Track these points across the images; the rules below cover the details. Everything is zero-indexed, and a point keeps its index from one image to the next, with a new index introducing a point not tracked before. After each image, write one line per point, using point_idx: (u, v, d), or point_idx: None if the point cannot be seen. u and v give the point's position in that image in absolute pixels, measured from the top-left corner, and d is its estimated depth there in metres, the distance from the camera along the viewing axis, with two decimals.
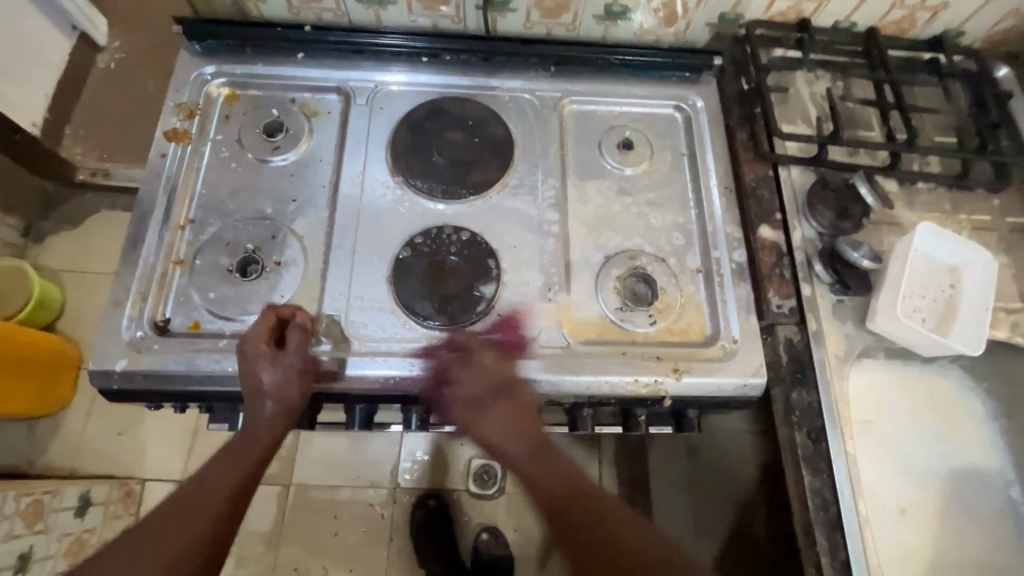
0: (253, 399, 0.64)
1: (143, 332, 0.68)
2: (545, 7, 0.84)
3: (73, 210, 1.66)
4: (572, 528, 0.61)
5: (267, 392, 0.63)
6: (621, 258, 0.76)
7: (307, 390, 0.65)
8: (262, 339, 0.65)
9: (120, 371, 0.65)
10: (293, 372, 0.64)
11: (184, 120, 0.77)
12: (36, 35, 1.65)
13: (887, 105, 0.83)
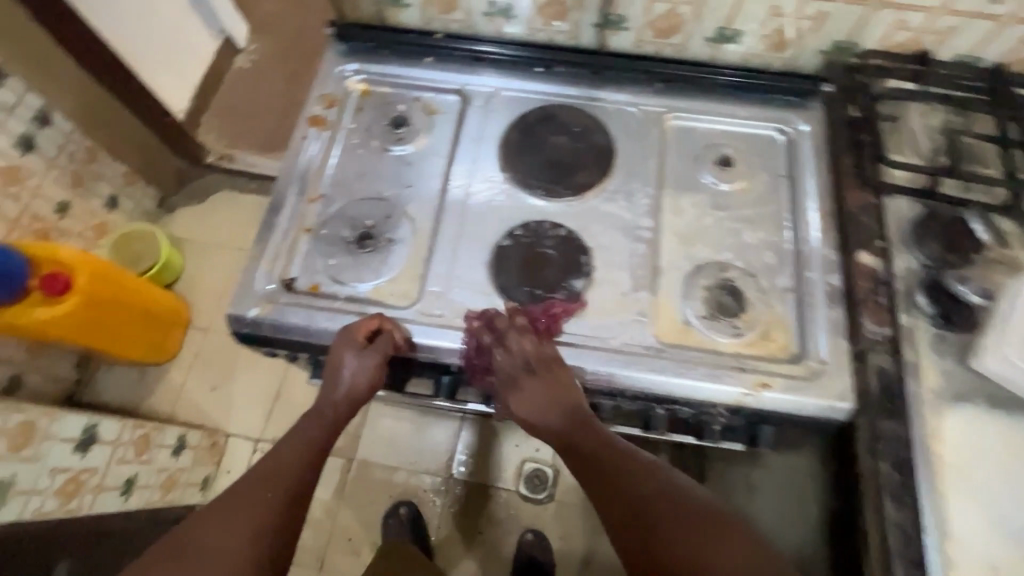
0: (332, 382, 0.72)
1: (272, 287, 0.77)
2: (658, 28, 0.88)
3: (200, 188, 1.87)
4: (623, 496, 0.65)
5: (344, 380, 0.71)
6: (710, 269, 0.78)
7: (377, 383, 0.71)
8: (346, 334, 0.71)
9: (252, 317, 0.74)
10: (370, 365, 0.70)
11: (325, 109, 0.88)
12: (192, 34, 1.89)
13: (1008, 143, 0.80)
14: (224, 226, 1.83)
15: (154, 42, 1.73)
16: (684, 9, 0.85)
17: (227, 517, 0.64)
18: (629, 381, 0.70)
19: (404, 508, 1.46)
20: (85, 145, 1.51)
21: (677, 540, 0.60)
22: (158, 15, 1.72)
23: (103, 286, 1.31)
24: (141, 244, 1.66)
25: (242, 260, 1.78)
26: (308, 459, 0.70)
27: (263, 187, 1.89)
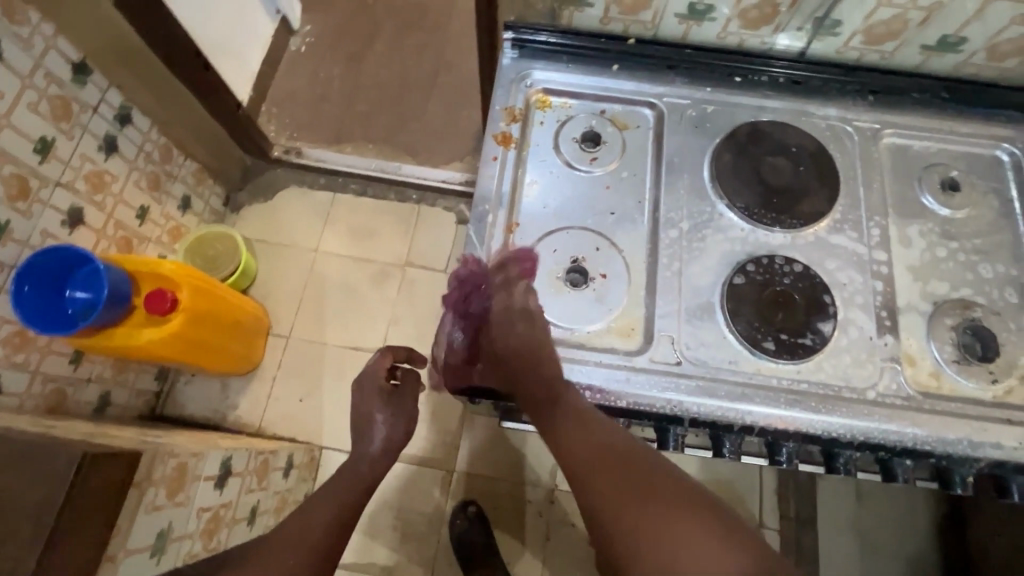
0: (365, 428, 0.85)
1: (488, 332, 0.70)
2: (873, 34, 0.80)
3: (267, 183, 1.76)
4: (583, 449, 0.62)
5: (379, 425, 0.85)
6: (953, 307, 0.72)
7: (407, 430, 0.86)
8: (366, 375, 0.88)
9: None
10: (397, 410, 0.86)
11: (512, 124, 0.80)
12: (251, 16, 1.74)
13: None
14: (296, 225, 1.72)
15: (219, 25, 1.59)
16: (913, 15, 0.76)
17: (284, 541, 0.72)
18: (890, 435, 0.65)
19: (471, 507, 1.43)
20: (161, 144, 1.39)
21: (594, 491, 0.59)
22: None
23: (202, 300, 1.22)
24: (216, 248, 1.55)
25: (318, 262, 1.69)
26: (359, 491, 0.80)
27: (332, 183, 1.77)
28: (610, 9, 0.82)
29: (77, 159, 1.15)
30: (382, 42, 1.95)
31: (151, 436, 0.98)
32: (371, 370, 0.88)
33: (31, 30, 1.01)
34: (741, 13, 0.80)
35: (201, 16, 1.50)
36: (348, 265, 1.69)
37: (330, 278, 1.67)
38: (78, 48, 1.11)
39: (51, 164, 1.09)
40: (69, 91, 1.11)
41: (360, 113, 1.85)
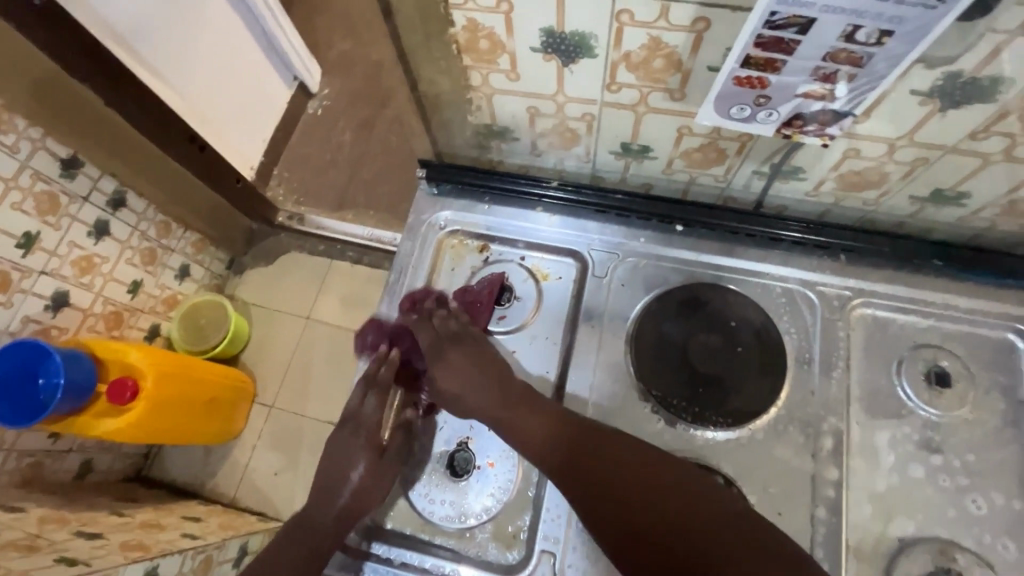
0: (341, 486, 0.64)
1: (379, 547, 0.63)
2: (847, 182, 0.66)
3: (269, 248, 1.76)
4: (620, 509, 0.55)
5: (348, 486, 0.64)
6: (925, 550, 0.57)
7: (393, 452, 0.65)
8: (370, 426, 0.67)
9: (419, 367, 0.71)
10: (369, 461, 0.64)
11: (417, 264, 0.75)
12: (265, 87, 1.77)
13: None
14: (293, 292, 1.71)
15: (230, 101, 1.62)
16: (892, 168, 0.62)
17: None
18: None
19: None
20: (159, 221, 1.45)
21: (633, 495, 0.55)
22: (234, 74, 1.61)
23: (169, 386, 1.25)
24: (207, 317, 1.58)
25: (307, 330, 1.67)
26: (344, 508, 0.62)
27: (331, 250, 1.75)
28: (538, 143, 0.74)
29: (64, 247, 1.21)
30: (395, 105, 1.94)
31: (86, 539, 0.99)
32: (359, 412, 0.68)
33: (17, 136, 1.08)
34: (684, 154, 0.69)
35: (210, 97, 1.54)
36: (338, 337, 1.67)
37: (318, 347, 1.66)
38: (68, 145, 1.17)
39: (36, 256, 1.15)
40: (58, 185, 1.17)
41: (365, 179, 1.83)
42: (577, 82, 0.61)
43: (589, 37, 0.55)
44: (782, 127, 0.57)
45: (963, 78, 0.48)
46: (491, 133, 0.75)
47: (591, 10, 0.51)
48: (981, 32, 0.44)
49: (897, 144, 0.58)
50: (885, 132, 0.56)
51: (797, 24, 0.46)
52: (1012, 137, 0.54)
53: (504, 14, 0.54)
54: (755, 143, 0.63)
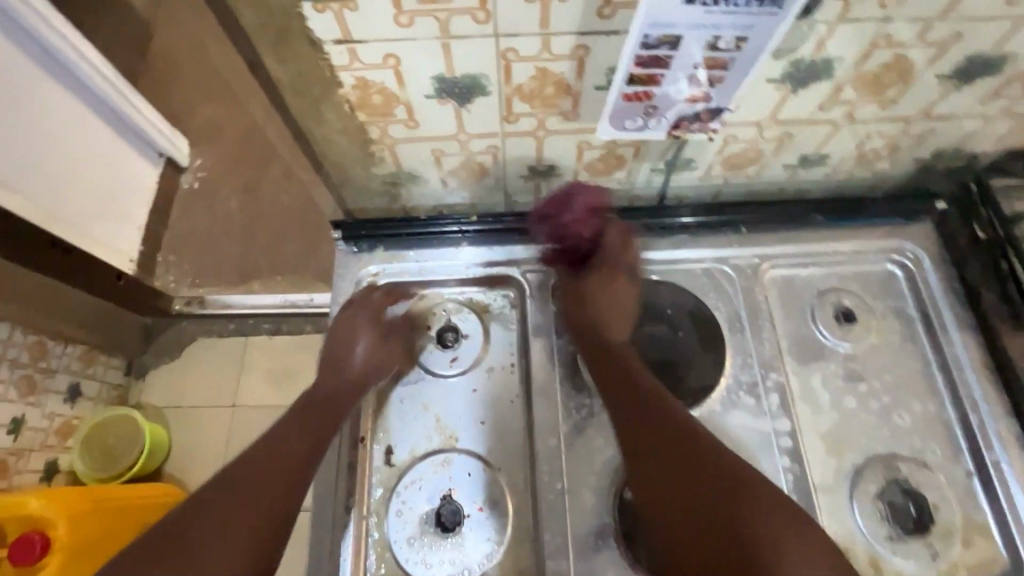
0: (340, 367, 0.67)
1: None
2: (731, 163, 0.73)
3: (170, 341, 1.55)
4: (678, 452, 0.56)
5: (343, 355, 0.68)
6: (875, 468, 0.64)
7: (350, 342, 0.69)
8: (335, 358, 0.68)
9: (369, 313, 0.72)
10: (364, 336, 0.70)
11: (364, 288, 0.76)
12: (126, 170, 1.60)
13: None
14: (210, 380, 1.52)
15: (91, 194, 1.46)
16: (764, 146, 0.70)
17: (219, 513, 0.54)
18: None
19: None
20: (30, 342, 1.27)
21: (691, 443, 0.57)
22: (84, 161, 1.44)
23: (90, 523, 1.08)
24: (115, 434, 1.38)
25: (235, 421, 1.48)
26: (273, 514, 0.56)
27: (242, 326, 1.58)
28: (448, 181, 0.74)
29: None
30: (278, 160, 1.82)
31: None
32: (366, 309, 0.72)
33: None
34: (587, 165, 0.73)
35: (63, 193, 1.38)
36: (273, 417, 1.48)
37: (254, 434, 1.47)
38: None
39: None
40: None
41: (265, 244, 1.69)
42: (475, 120, 0.63)
43: (480, 78, 0.57)
44: (672, 130, 0.63)
45: (804, 63, 0.56)
46: (398, 180, 0.74)
47: (477, 54, 0.53)
48: (811, 23, 0.51)
49: (763, 125, 0.66)
50: (754, 118, 0.64)
51: (668, 41, 0.51)
52: (851, 103, 0.63)
53: (393, 68, 0.55)
54: (648, 145, 0.68)
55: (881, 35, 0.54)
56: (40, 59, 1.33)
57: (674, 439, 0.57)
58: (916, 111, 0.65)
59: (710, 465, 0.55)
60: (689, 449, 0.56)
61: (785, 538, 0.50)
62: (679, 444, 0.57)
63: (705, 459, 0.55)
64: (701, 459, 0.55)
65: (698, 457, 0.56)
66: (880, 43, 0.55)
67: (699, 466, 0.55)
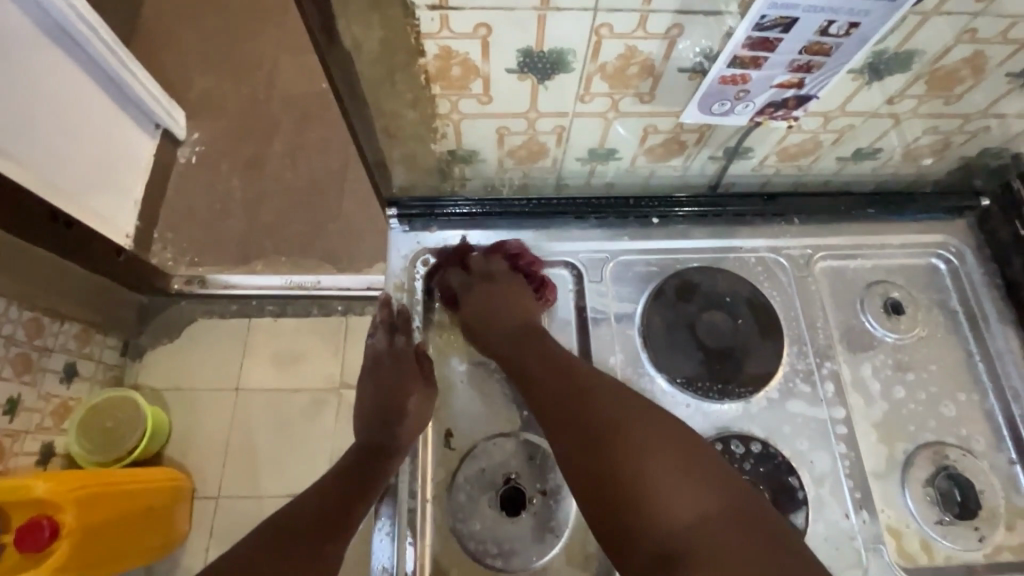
0: (384, 422, 0.67)
1: None
2: (788, 153, 0.73)
3: (171, 322, 1.46)
4: (573, 412, 0.58)
5: (384, 406, 0.68)
6: (925, 456, 0.66)
7: (387, 399, 0.68)
8: (377, 402, 0.70)
9: (399, 357, 0.70)
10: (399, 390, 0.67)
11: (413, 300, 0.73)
12: (124, 140, 1.49)
13: None
14: (212, 365, 1.43)
15: (87, 167, 1.35)
16: (824, 137, 0.70)
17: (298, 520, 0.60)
18: None
19: None
20: (27, 320, 1.19)
21: (595, 402, 0.58)
22: (80, 129, 1.32)
23: (98, 509, 1.02)
24: (116, 417, 1.31)
25: (240, 407, 1.39)
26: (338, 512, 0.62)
27: (246, 308, 1.49)
28: (504, 161, 0.72)
29: None
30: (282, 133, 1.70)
31: None
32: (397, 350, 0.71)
33: None
34: (647, 150, 0.72)
35: (60, 165, 1.27)
36: (279, 402, 1.39)
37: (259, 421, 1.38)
38: None
39: None
40: None
41: (270, 223, 1.58)
42: (550, 98, 0.61)
43: (566, 53, 0.55)
44: (755, 116, 0.64)
45: (887, 54, 0.57)
46: (454, 159, 0.72)
47: (572, 27, 0.52)
48: (906, 15, 0.52)
49: (830, 116, 0.66)
50: (825, 108, 0.64)
51: (782, 24, 0.51)
52: (918, 98, 0.64)
53: (481, 39, 0.53)
54: (713, 131, 0.68)
55: (966, 30, 0.55)
56: (43, 20, 1.22)
57: (571, 402, 0.59)
58: (975, 109, 0.66)
59: (594, 422, 0.57)
60: (575, 403, 0.59)
61: (655, 483, 0.52)
62: (570, 403, 0.59)
63: (588, 418, 0.57)
64: (588, 415, 0.57)
65: (579, 410, 0.58)
66: (964, 38, 0.56)
67: (584, 422, 0.57)
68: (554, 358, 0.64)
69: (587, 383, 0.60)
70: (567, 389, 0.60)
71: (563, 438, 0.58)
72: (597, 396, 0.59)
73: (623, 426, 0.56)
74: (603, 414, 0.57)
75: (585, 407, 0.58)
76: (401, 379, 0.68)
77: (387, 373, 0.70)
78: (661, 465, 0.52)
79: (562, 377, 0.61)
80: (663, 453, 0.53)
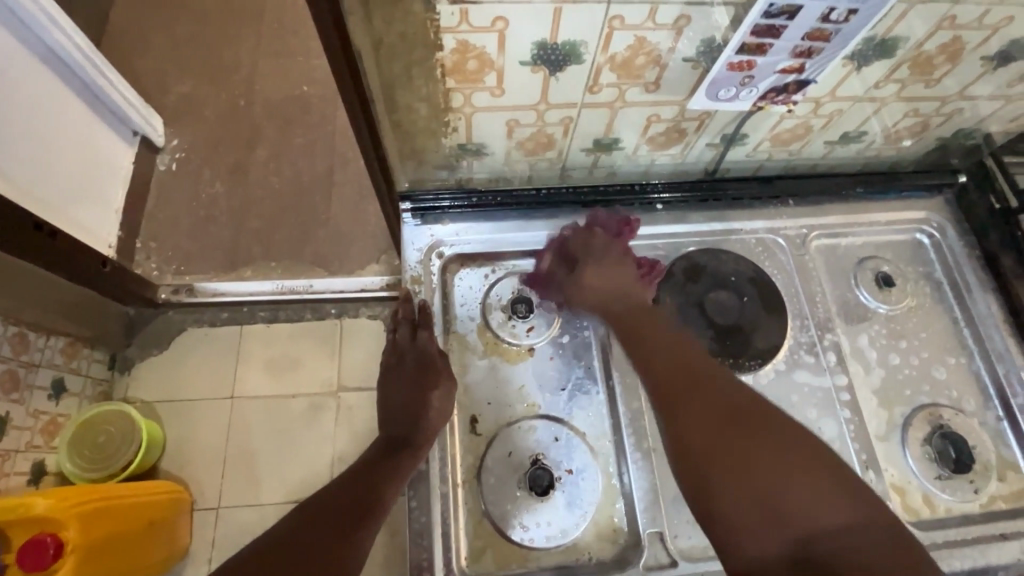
0: (408, 417, 0.65)
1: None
2: (781, 138, 0.77)
3: (148, 338, 1.20)
4: (707, 408, 0.57)
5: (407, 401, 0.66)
6: (921, 418, 0.70)
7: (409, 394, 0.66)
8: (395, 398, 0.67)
9: (419, 353, 0.69)
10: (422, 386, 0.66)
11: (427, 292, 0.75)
12: (100, 142, 1.24)
13: None
14: (197, 387, 1.17)
15: (70, 161, 1.14)
16: (815, 122, 0.74)
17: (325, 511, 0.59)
18: None
19: None
20: (12, 335, 0.97)
21: (723, 401, 0.58)
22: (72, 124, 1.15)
23: (102, 525, 0.88)
24: (108, 431, 1.06)
25: (234, 434, 1.13)
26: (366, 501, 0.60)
27: (236, 316, 1.23)
28: (512, 153, 0.74)
29: None
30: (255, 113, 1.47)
31: None
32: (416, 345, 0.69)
33: None
34: (649, 139, 0.74)
35: (36, 154, 1.05)
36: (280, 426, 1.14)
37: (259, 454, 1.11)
38: None
39: None
40: None
41: (259, 216, 1.34)
42: (561, 88, 0.63)
43: (579, 44, 0.57)
44: (758, 100, 0.68)
45: (875, 41, 0.61)
46: (464, 152, 0.73)
47: (586, 18, 0.54)
48: (894, 4, 0.55)
49: (820, 102, 0.70)
50: (816, 93, 0.68)
51: (788, 11, 0.54)
52: (901, 82, 0.68)
53: (498, 32, 0.54)
54: (712, 119, 0.71)
55: (946, 17, 0.59)
56: None
57: (698, 395, 0.58)
58: (951, 91, 0.71)
59: (731, 419, 0.56)
60: (702, 398, 0.58)
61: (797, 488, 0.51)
62: (702, 399, 0.58)
63: (724, 415, 0.56)
64: (721, 411, 0.57)
65: (711, 406, 0.57)
66: (944, 24, 0.60)
67: (723, 418, 0.56)
68: (675, 356, 0.63)
69: (712, 385, 0.59)
70: (692, 385, 0.59)
71: (697, 431, 0.56)
72: (729, 396, 0.58)
73: (760, 429, 0.55)
74: (742, 413, 0.57)
75: (719, 403, 0.58)
76: (423, 375, 0.67)
77: (407, 369, 0.68)
78: (804, 476, 0.52)
79: (688, 374, 0.60)
80: (802, 461, 0.53)
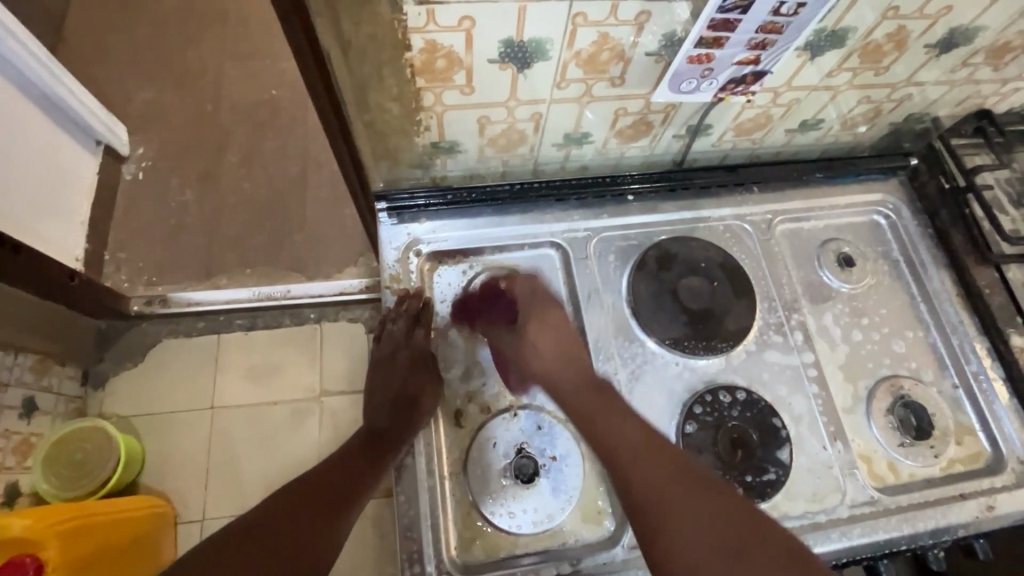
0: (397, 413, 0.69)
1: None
2: (744, 128, 0.80)
3: (122, 352, 1.17)
4: (643, 475, 0.59)
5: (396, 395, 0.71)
6: (884, 389, 0.74)
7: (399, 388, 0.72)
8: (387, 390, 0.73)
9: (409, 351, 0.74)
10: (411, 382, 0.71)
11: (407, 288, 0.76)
12: (61, 152, 1.20)
13: None
14: (177, 399, 1.15)
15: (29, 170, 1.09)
16: (774, 111, 0.77)
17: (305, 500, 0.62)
18: (870, 537, 0.67)
19: None
20: None
21: (662, 470, 0.59)
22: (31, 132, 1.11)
23: (81, 543, 0.86)
24: (86, 448, 1.04)
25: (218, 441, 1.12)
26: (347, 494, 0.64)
27: (212, 325, 1.21)
28: (485, 150, 0.75)
29: None
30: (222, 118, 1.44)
31: None
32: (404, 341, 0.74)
33: None
34: (618, 132, 0.76)
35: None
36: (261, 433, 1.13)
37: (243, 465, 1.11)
38: None
39: None
40: None
41: (234, 227, 1.31)
42: (530, 85, 0.65)
43: (545, 41, 0.59)
44: (718, 92, 0.70)
45: (826, 31, 0.64)
46: (437, 151, 0.74)
47: (550, 16, 0.55)
48: None
49: (778, 92, 0.73)
50: (774, 84, 0.71)
51: (741, 6, 0.56)
52: (853, 71, 0.72)
53: (465, 31, 0.56)
54: (677, 111, 0.73)
55: (889, 8, 0.62)
56: None
57: (636, 463, 0.60)
58: (900, 78, 0.74)
59: (669, 485, 0.58)
60: (639, 467, 0.60)
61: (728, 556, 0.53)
62: (641, 466, 0.60)
63: (661, 482, 0.58)
64: (658, 478, 0.58)
65: (650, 472, 0.59)
66: (889, 14, 0.63)
67: (659, 484, 0.58)
68: (613, 420, 0.64)
69: (652, 451, 0.61)
70: (631, 458, 0.61)
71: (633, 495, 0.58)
72: (664, 458, 0.60)
73: (695, 492, 0.57)
74: (680, 478, 0.58)
75: (657, 468, 0.59)
76: (413, 371, 0.72)
77: (399, 364, 0.74)
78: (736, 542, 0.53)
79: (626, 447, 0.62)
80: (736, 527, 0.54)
